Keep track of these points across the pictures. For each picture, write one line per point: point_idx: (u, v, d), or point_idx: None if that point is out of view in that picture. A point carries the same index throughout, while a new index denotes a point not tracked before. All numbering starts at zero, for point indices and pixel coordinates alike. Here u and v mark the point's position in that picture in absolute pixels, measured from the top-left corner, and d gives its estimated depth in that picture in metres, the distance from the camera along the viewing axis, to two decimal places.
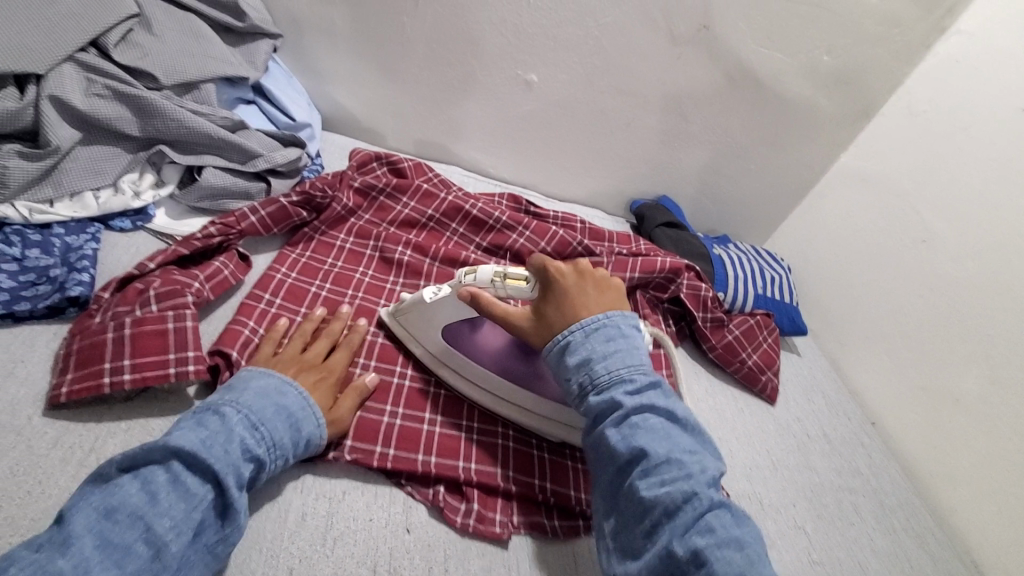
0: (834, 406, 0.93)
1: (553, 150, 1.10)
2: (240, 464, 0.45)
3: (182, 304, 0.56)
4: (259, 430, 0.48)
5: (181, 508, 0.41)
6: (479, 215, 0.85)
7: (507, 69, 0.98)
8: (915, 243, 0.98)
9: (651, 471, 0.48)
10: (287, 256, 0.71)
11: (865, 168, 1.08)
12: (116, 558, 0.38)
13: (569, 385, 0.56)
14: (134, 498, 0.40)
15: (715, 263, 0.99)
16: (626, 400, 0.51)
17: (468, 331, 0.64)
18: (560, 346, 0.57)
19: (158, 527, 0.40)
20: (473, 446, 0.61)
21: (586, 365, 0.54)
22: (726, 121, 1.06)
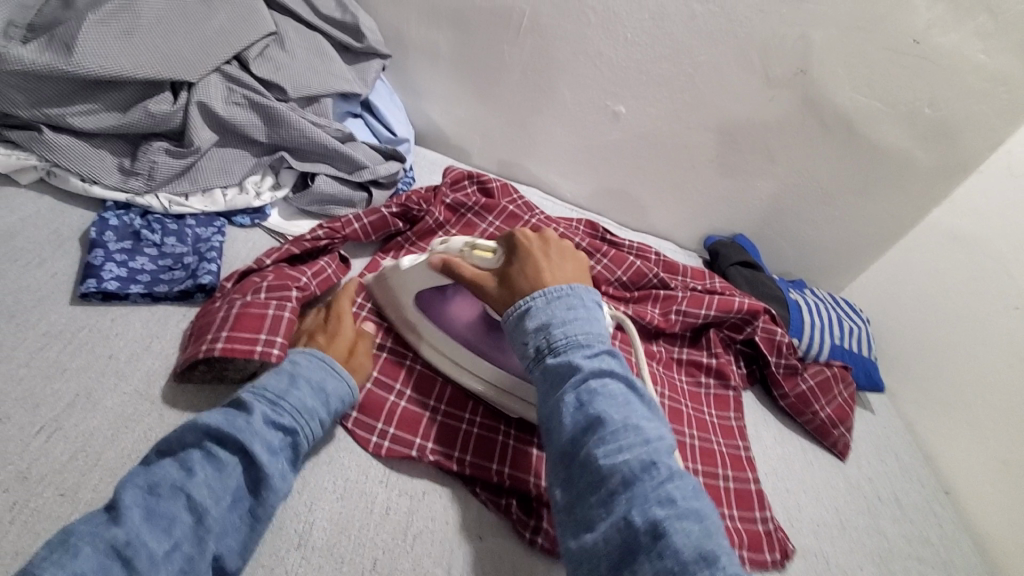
0: (910, 471, 0.89)
1: (633, 180, 1.11)
2: (265, 436, 0.47)
3: (288, 298, 0.60)
4: (280, 404, 0.50)
5: (215, 478, 0.44)
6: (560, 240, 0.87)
7: (597, 99, 1.01)
8: (1010, 309, 0.92)
9: (608, 438, 0.45)
10: (381, 263, 0.76)
11: (959, 225, 1.03)
12: (164, 527, 0.40)
13: (527, 351, 0.54)
14: (173, 473, 0.43)
15: (792, 308, 0.97)
16: (586, 367, 0.49)
17: (444, 310, 0.66)
18: (520, 311, 0.55)
19: (198, 496, 0.42)
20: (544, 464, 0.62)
21: (544, 329, 0.53)
22: (813, 165, 1.04)
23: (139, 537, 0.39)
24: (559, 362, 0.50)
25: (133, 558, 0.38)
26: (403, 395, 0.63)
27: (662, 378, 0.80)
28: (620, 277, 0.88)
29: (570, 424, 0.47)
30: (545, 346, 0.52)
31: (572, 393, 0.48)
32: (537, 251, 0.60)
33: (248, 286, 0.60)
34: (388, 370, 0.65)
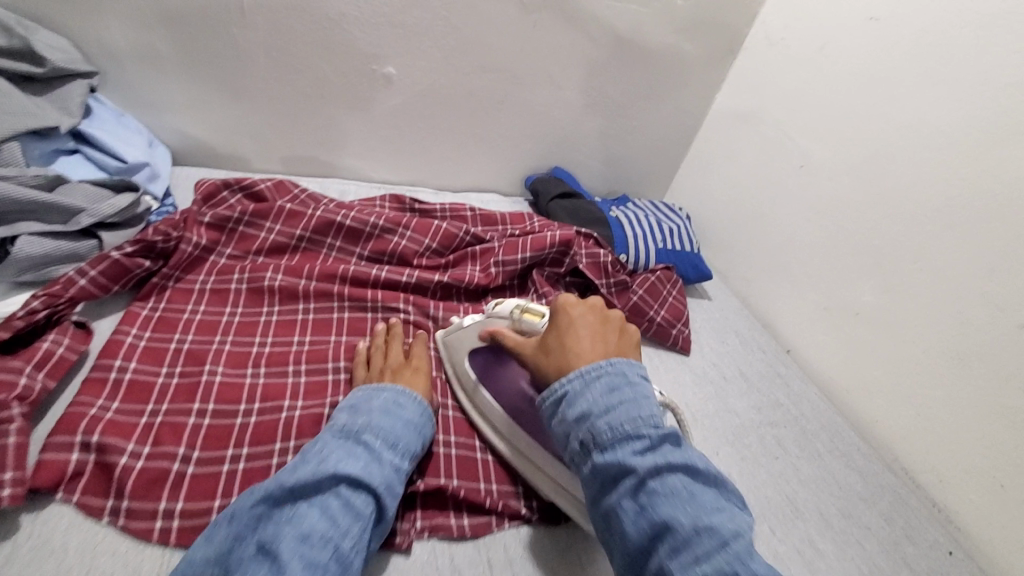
0: (748, 342, 0.95)
1: (433, 141, 1.06)
2: (393, 484, 0.50)
3: (13, 418, 0.49)
4: (397, 447, 0.53)
5: (359, 529, 0.45)
6: (353, 224, 0.80)
7: (361, 65, 0.93)
8: (794, 169, 0.98)
9: (681, 549, 0.40)
10: (139, 312, 0.65)
11: (739, 104, 1.09)
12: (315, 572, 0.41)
13: (569, 443, 0.49)
14: (319, 524, 0.44)
15: (613, 226, 0.99)
16: (634, 463, 0.44)
17: (501, 376, 0.63)
18: (558, 397, 0.51)
19: (345, 547, 0.44)
20: None
21: (588, 421, 0.48)
22: (599, 81, 1.05)
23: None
24: (607, 461, 0.46)
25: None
26: (190, 459, 0.54)
27: None
28: (430, 244, 0.83)
29: (633, 531, 0.43)
30: (590, 440, 0.47)
31: (626, 494, 0.44)
32: (577, 318, 0.56)
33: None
34: (166, 434, 0.55)
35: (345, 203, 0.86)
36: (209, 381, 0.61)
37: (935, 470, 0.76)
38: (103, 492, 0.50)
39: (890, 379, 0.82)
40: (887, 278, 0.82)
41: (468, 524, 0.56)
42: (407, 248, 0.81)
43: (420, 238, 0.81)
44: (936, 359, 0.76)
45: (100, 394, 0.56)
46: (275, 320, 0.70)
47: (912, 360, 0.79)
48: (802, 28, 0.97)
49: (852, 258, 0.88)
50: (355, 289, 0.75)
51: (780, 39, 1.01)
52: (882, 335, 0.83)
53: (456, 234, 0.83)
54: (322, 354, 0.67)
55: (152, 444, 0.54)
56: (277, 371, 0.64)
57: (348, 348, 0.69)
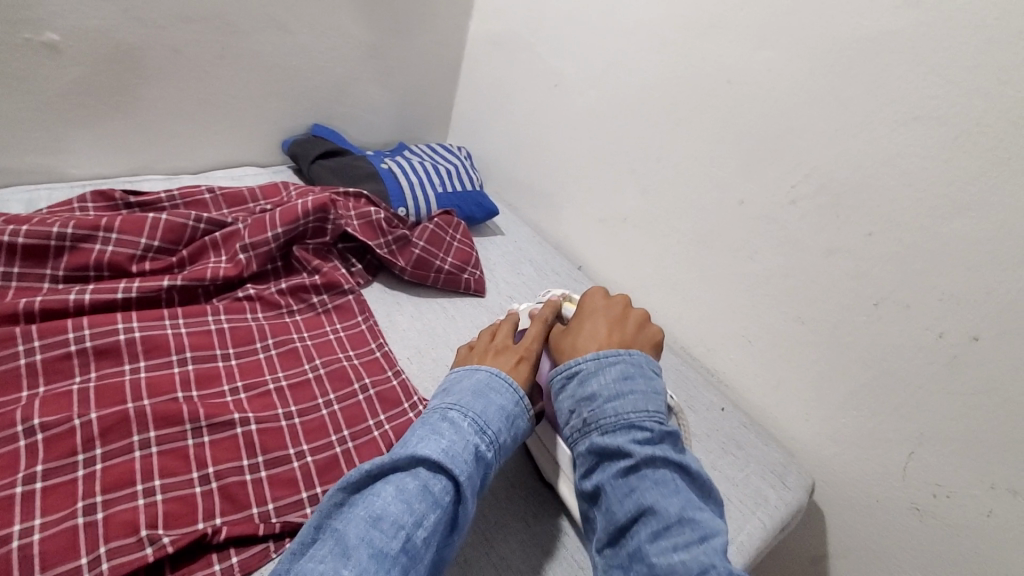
0: (543, 267, 0.97)
1: (142, 116, 0.86)
2: (475, 465, 0.47)
3: None
4: (484, 427, 0.50)
5: (432, 518, 0.43)
6: (28, 240, 0.62)
7: (0, 31, 0.69)
8: (550, 89, 0.98)
9: (662, 533, 0.46)
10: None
11: (490, 29, 1.06)
12: (365, 575, 0.38)
13: (569, 418, 0.55)
14: (391, 506, 0.42)
15: (385, 179, 0.93)
16: (632, 453, 0.50)
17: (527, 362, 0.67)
18: (570, 372, 0.57)
19: (417, 539, 0.41)
20: (96, 526, 0.47)
21: (594, 400, 0.54)
22: (333, 20, 0.94)
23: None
24: (601, 439, 0.52)
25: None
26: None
27: (258, 329, 0.68)
28: (151, 242, 0.68)
29: (621, 514, 0.48)
30: (592, 419, 0.53)
31: (619, 476, 0.50)
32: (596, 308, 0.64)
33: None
34: None
35: (16, 214, 0.66)
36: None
37: (703, 341, 0.86)
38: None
39: (659, 272, 0.89)
40: (639, 179, 0.88)
41: (235, 564, 0.48)
42: (118, 254, 0.65)
43: (133, 239, 0.66)
44: (686, 245, 0.84)
45: None
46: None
47: (671, 251, 0.86)
48: None
49: (611, 167, 0.92)
50: (47, 323, 0.59)
51: None
52: (647, 232, 0.89)
53: (183, 224, 0.70)
54: (4, 417, 0.51)
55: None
56: None
57: (47, 400, 0.53)
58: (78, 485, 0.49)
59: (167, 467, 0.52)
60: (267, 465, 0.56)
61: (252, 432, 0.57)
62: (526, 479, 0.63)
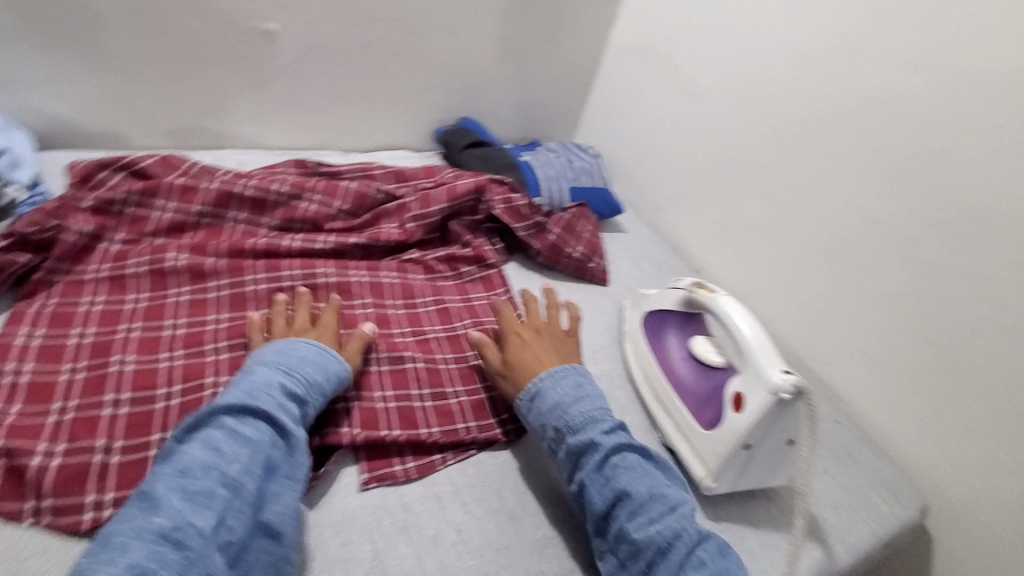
0: (661, 266, 1.02)
1: (330, 100, 1.00)
2: (284, 414, 0.54)
3: None
4: (293, 374, 0.56)
5: (246, 455, 0.49)
6: (256, 194, 0.76)
7: (239, 22, 0.85)
8: (686, 99, 1.03)
9: (638, 511, 0.55)
10: (28, 311, 0.61)
11: (632, 39, 1.12)
12: (205, 501, 0.46)
13: (544, 429, 0.61)
14: (200, 456, 0.48)
15: (525, 170, 1.02)
16: (603, 446, 0.58)
17: (664, 343, 0.74)
18: (531, 394, 0.63)
19: (232, 472, 0.48)
20: (310, 422, 0.59)
21: (558, 411, 0.61)
22: (493, 24, 1.04)
23: (184, 521, 0.44)
24: (586, 436, 0.59)
25: (183, 539, 0.43)
26: (113, 448, 0.53)
27: (420, 287, 0.79)
28: (342, 206, 0.81)
29: (600, 499, 0.56)
30: (563, 425, 0.60)
31: (593, 466, 0.57)
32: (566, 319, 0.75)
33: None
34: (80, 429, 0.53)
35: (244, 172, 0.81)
36: (121, 371, 0.58)
37: (818, 355, 0.87)
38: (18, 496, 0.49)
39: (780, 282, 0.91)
40: (768, 190, 0.91)
41: (411, 469, 0.60)
42: (318, 213, 0.79)
43: (330, 201, 0.79)
44: (813, 259, 0.86)
45: None
46: (185, 300, 0.67)
47: (796, 262, 0.88)
48: None
49: (740, 178, 0.95)
50: (269, 261, 0.73)
51: None
52: (772, 243, 0.91)
53: (368, 193, 0.82)
54: (242, 329, 0.65)
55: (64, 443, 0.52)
56: (195, 351, 0.62)
57: (270, 322, 0.67)
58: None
59: (357, 386, 0.64)
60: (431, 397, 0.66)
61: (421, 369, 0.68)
62: (646, 450, 0.69)
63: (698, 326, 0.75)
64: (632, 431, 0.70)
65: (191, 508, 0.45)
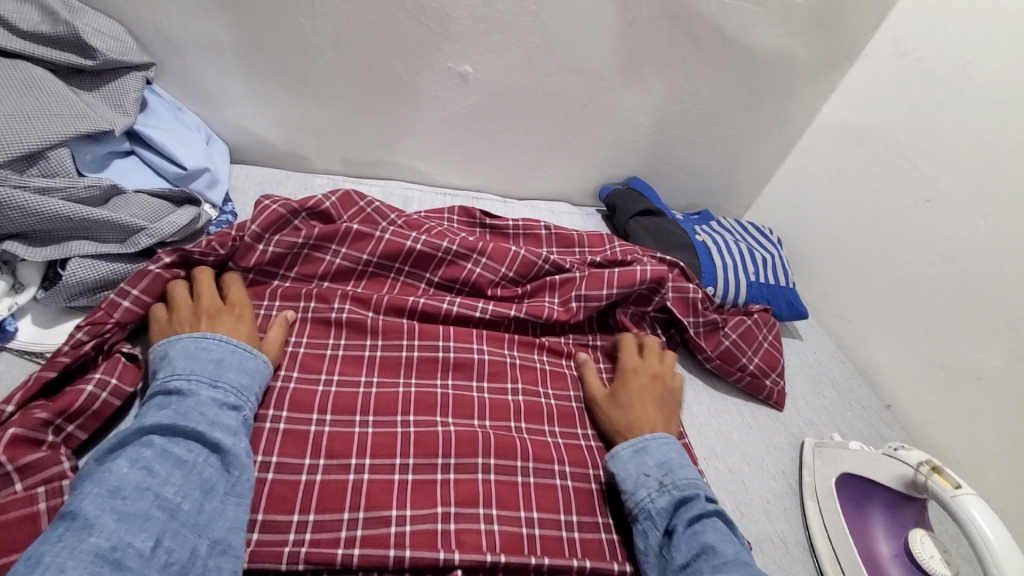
0: (846, 394, 0.85)
1: (505, 145, 0.96)
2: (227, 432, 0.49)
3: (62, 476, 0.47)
4: (220, 385, 0.52)
5: (179, 476, 0.45)
6: (425, 249, 0.72)
7: (436, 62, 0.82)
8: (917, 203, 0.85)
9: (721, 566, 0.49)
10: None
11: (851, 118, 0.96)
12: (141, 523, 0.41)
13: (641, 479, 0.56)
14: (131, 476, 0.43)
15: (700, 252, 0.91)
16: (700, 501, 0.54)
17: (866, 522, 0.62)
18: (637, 447, 0.58)
19: (168, 493, 0.44)
20: (451, 534, 0.51)
21: (665, 470, 0.56)
22: (692, 86, 0.94)
23: (123, 540, 0.40)
24: (675, 491, 0.54)
25: (123, 560, 0.39)
26: (254, 523, 0.49)
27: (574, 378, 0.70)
28: (507, 272, 0.75)
29: (685, 551, 0.51)
30: (668, 480, 0.55)
31: (684, 521, 0.52)
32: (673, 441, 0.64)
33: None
34: None
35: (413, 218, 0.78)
36: (274, 428, 0.55)
37: None
38: None
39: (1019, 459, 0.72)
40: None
41: None
42: (482, 277, 0.73)
43: (497, 267, 0.73)
44: None
45: None
46: (340, 357, 0.63)
47: None
48: (942, 35, 0.83)
49: (981, 315, 0.77)
50: (424, 325, 0.68)
51: (912, 49, 0.87)
52: (1013, 406, 0.73)
53: (536, 263, 0.75)
54: (391, 403, 0.60)
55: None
56: (345, 419, 0.58)
57: (420, 400, 0.61)
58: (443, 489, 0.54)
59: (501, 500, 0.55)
60: (579, 527, 0.56)
61: (570, 488, 0.59)
62: None
63: (916, 516, 0.62)
64: None
65: (124, 529, 0.40)
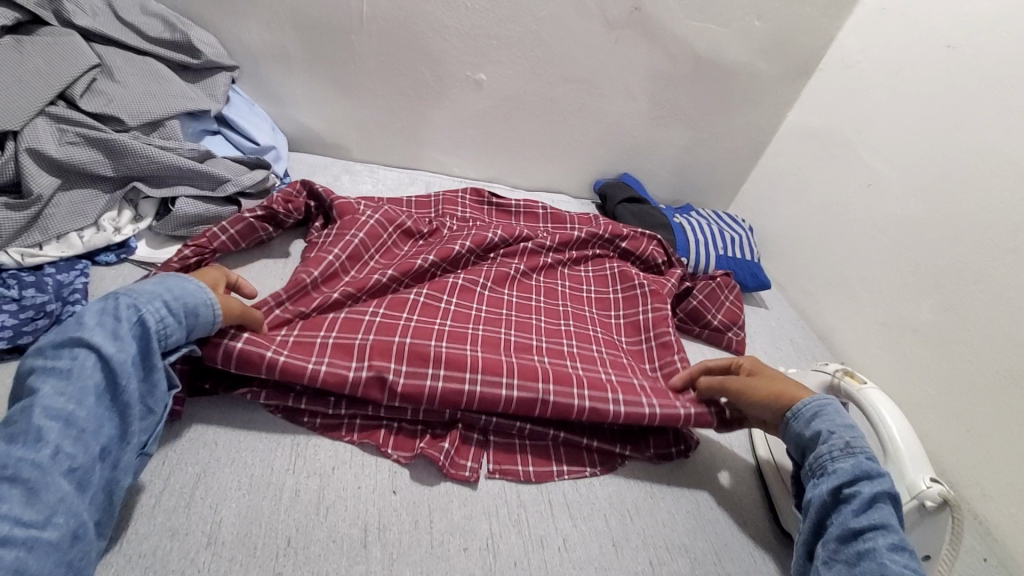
0: (803, 351, 0.98)
1: (513, 143, 1.14)
2: (118, 339, 0.49)
3: None
4: (110, 304, 0.51)
5: (65, 388, 0.45)
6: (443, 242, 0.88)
7: (457, 70, 1.02)
8: (862, 188, 1.00)
9: (897, 547, 0.48)
10: (217, 342, 0.57)
11: (810, 123, 1.13)
12: (29, 439, 0.42)
13: (829, 438, 0.57)
14: (20, 407, 0.44)
15: (676, 231, 1.06)
16: (886, 482, 0.52)
17: None
18: (820, 410, 0.59)
19: (55, 404, 0.44)
20: None
21: (854, 435, 0.56)
22: (671, 94, 1.11)
23: (14, 458, 0.41)
24: (864, 463, 0.53)
25: (16, 473, 0.40)
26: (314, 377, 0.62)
27: (564, 312, 0.84)
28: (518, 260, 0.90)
29: (854, 513, 0.51)
30: (855, 446, 0.55)
31: (868, 494, 0.51)
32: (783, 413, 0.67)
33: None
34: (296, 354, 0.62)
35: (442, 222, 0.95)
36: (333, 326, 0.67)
37: (981, 486, 0.77)
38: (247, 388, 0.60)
39: (946, 395, 0.83)
40: (946, 296, 0.84)
41: (531, 471, 0.63)
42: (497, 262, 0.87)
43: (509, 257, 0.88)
44: (992, 378, 0.77)
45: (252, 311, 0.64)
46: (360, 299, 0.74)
47: (970, 377, 0.79)
48: (878, 52, 1.00)
49: (913, 276, 0.90)
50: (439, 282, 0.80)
51: (855, 63, 1.04)
52: (940, 349, 0.84)
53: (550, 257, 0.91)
54: (392, 329, 0.68)
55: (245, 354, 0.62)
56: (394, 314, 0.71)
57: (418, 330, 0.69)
58: (457, 397, 0.62)
59: (487, 368, 0.65)
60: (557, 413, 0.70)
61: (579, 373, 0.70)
62: (761, 527, 0.66)
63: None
64: (747, 505, 0.69)
65: (17, 448, 0.41)
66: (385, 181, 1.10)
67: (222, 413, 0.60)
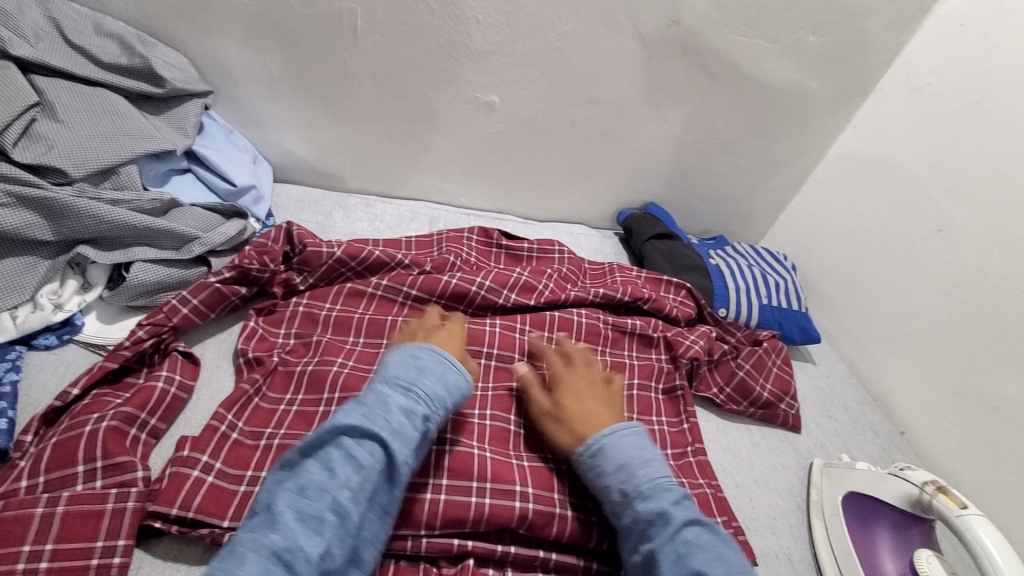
0: (858, 419, 0.86)
1: (527, 170, 1.02)
2: (408, 441, 0.49)
3: (134, 474, 0.49)
4: (413, 391, 0.52)
5: (357, 481, 0.46)
6: (459, 285, 0.76)
7: (466, 92, 0.89)
8: (930, 232, 0.87)
9: None
10: (187, 475, 0.50)
11: (865, 150, 0.99)
12: (314, 527, 0.43)
13: (609, 492, 0.54)
14: (315, 476, 0.46)
15: (713, 276, 0.93)
16: (674, 523, 0.49)
17: (872, 539, 0.63)
18: (592, 449, 0.55)
19: (342, 498, 0.45)
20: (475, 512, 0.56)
21: (625, 472, 0.53)
22: (709, 118, 0.98)
23: (296, 544, 0.42)
24: (643, 512, 0.51)
25: (293, 563, 0.41)
26: None
27: None
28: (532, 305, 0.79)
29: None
30: (629, 489, 0.52)
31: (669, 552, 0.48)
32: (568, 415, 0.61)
33: (66, 452, 0.48)
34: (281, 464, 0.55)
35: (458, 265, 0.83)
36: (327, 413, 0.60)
37: None
38: (220, 513, 0.49)
39: None
40: None
41: None
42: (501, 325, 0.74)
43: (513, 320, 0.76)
44: None
45: (231, 406, 0.57)
46: (348, 372, 0.62)
47: None
48: (954, 73, 0.86)
49: (995, 344, 0.77)
50: None
51: (925, 85, 0.90)
52: None
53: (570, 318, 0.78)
54: None
55: (221, 464, 0.52)
56: None
57: None
58: (461, 521, 0.54)
59: (498, 474, 0.58)
60: None
61: None
62: None
63: (922, 537, 0.61)
64: None
65: (303, 532, 0.43)
66: (384, 215, 0.98)
67: (175, 558, 0.48)
